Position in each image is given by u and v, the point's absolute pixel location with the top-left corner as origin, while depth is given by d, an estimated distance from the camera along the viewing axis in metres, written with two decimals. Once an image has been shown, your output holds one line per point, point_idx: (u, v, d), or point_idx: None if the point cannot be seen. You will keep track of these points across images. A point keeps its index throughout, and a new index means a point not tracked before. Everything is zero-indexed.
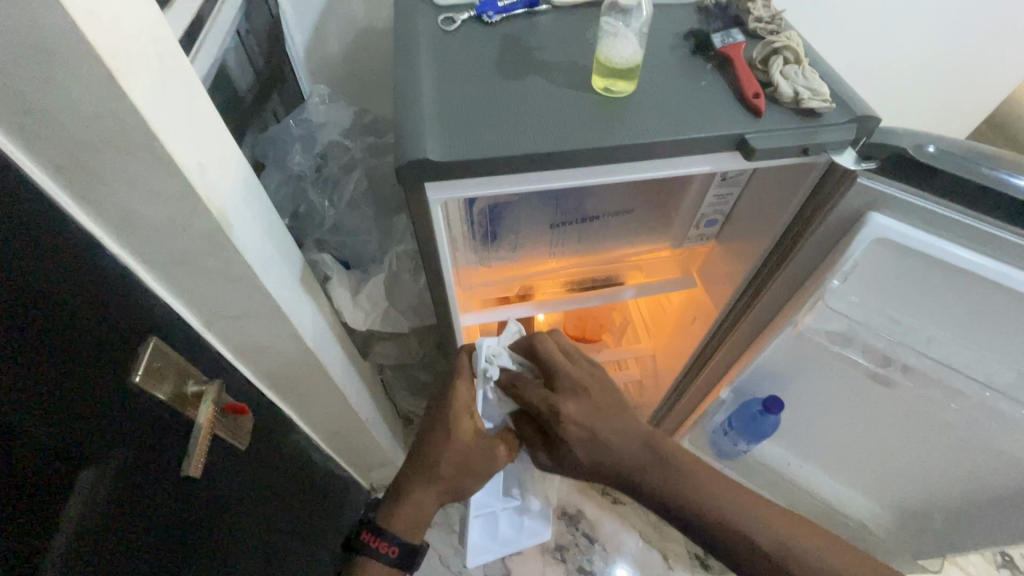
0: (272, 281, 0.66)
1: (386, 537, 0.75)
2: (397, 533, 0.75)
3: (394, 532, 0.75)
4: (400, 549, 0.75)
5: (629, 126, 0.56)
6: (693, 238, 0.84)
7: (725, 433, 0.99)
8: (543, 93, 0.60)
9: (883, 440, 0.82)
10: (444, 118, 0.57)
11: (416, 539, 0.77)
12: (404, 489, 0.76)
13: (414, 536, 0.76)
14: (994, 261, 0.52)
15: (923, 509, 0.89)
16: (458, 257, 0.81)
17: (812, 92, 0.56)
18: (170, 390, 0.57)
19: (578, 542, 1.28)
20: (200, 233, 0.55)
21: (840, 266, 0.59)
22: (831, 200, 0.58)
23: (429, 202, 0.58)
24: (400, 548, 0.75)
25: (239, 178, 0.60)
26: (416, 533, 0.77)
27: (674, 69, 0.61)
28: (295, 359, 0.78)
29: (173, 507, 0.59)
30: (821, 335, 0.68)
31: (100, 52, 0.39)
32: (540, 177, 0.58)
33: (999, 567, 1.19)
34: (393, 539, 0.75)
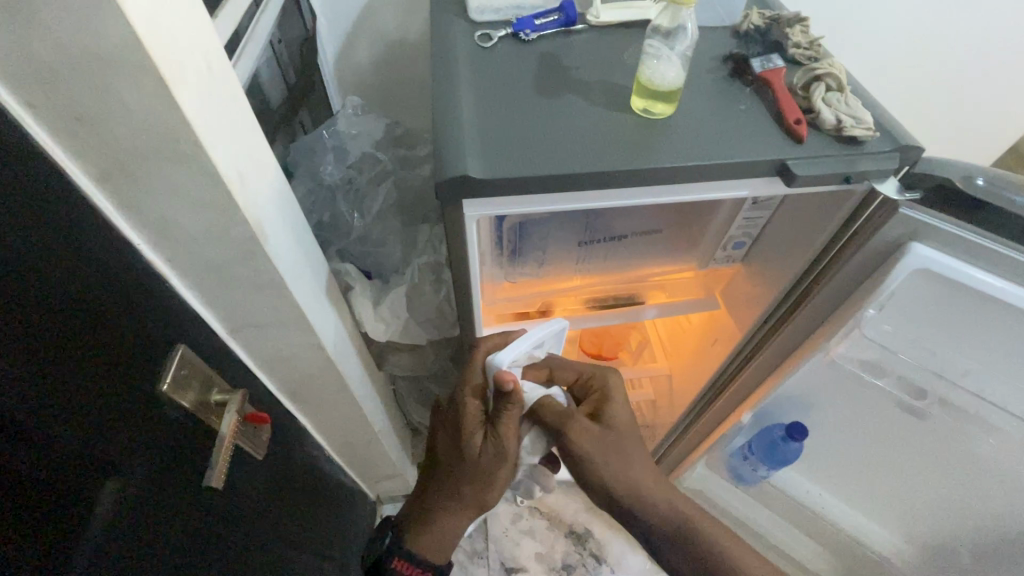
0: (299, 292, 0.65)
1: (415, 558, 0.76)
2: (427, 555, 0.76)
3: (421, 554, 0.76)
4: (428, 570, 0.76)
5: (669, 150, 0.55)
6: (720, 259, 0.84)
7: (743, 458, 0.98)
8: (581, 113, 0.60)
9: (908, 471, 0.81)
10: (482, 135, 0.57)
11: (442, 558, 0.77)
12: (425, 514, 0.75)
13: (440, 557, 0.77)
14: None
15: (946, 544, 0.87)
16: (484, 271, 0.80)
17: (855, 120, 0.55)
18: (194, 398, 0.56)
19: (586, 562, 1.26)
20: (234, 242, 0.54)
21: (877, 294, 0.58)
22: (870, 227, 0.58)
23: (464, 218, 0.57)
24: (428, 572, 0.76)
25: (275, 187, 0.59)
26: (444, 554, 0.77)
27: (713, 93, 0.61)
28: (316, 369, 0.77)
29: (192, 517, 0.58)
30: (852, 363, 0.67)
31: (155, 63, 0.39)
32: (575, 197, 0.58)
33: None
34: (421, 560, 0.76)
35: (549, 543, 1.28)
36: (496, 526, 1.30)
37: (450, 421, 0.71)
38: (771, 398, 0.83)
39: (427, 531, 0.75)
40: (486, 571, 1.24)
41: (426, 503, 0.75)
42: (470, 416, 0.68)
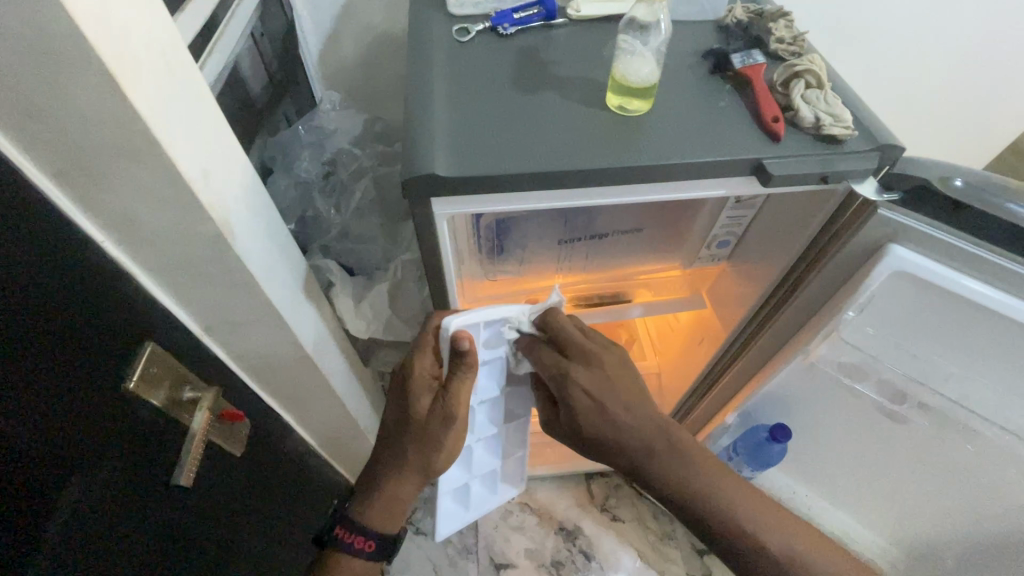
0: (273, 289, 0.65)
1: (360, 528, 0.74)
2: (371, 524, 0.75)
3: (366, 522, 0.74)
4: (376, 541, 0.74)
5: (644, 148, 0.54)
6: (705, 258, 0.83)
7: (728, 458, 0.97)
8: (556, 110, 0.58)
9: (893, 475, 0.79)
10: (454, 131, 0.56)
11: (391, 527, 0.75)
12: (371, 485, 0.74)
13: (389, 526, 0.75)
14: (1013, 298, 0.49)
15: (931, 549, 0.86)
16: (464, 269, 0.80)
17: (833, 118, 0.54)
18: (165, 396, 0.56)
19: (575, 559, 1.25)
20: (202, 240, 0.54)
21: (856, 297, 0.57)
22: (849, 229, 0.56)
23: (435, 216, 0.57)
24: (374, 541, 0.74)
25: (245, 184, 0.59)
26: (391, 524, 0.75)
27: (692, 89, 0.60)
28: (295, 366, 0.77)
29: (165, 514, 0.58)
30: (834, 367, 0.66)
31: (103, 58, 0.38)
32: (548, 196, 0.56)
33: None
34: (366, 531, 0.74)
35: (538, 539, 1.28)
36: (485, 522, 1.30)
37: (399, 391, 0.70)
38: (755, 399, 0.82)
39: (373, 500, 0.73)
40: (475, 566, 1.24)
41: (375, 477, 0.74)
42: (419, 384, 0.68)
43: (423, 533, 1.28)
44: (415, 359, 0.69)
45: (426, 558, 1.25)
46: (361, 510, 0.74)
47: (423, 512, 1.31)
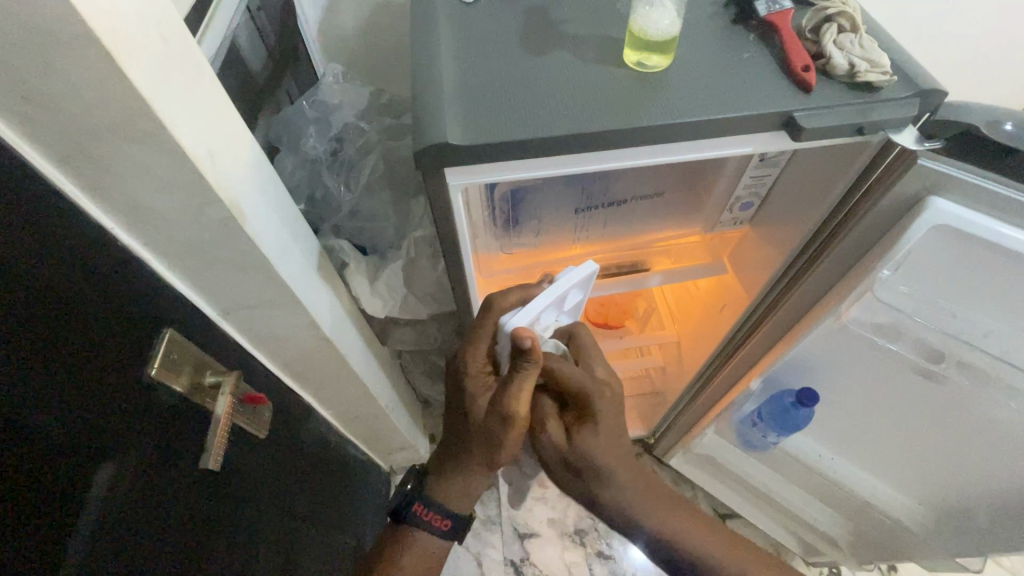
0: (287, 269, 0.64)
1: (440, 512, 0.72)
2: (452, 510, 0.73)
3: (447, 507, 0.72)
4: (451, 523, 0.73)
5: (666, 105, 0.51)
6: (726, 222, 0.80)
7: (753, 424, 0.95)
8: (571, 69, 0.55)
9: (923, 434, 0.78)
10: (464, 97, 0.53)
11: (468, 510, 0.74)
12: (454, 468, 0.70)
13: (463, 506, 0.73)
14: None
15: (965, 508, 0.84)
16: (479, 243, 0.78)
17: (870, 63, 0.50)
18: (187, 381, 0.56)
19: (597, 526, 1.27)
20: (213, 223, 0.53)
21: (893, 255, 0.54)
22: (886, 180, 0.53)
23: (449, 188, 0.54)
24: (452, 521, 0.72)
25: (251, 163, 0.57)
26: (468, 507, 0.73)
27: (712, 41, 0.57)
28: (313, 347, 0.77)
29: (193, 498, 0.58)
30: (866, 328, 0.64)
31: (98, 34, 0.36)
32: (564, 161, 0.54)
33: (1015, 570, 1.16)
34: (445, 510, 0.72)
35: (560, 508, 1.29)
36: (508, 494, 1.31)
37: (494, 413, 0.63)
38: (780, 364, 0.80)
39: (452, 487, 0.71)
40: (500, 536, 1.26)
41: (457, 464, 0.70)
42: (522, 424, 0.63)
43: None
44: (513, 403, 0.61)
45: None
46: (439, 491, 0.72)
47: None
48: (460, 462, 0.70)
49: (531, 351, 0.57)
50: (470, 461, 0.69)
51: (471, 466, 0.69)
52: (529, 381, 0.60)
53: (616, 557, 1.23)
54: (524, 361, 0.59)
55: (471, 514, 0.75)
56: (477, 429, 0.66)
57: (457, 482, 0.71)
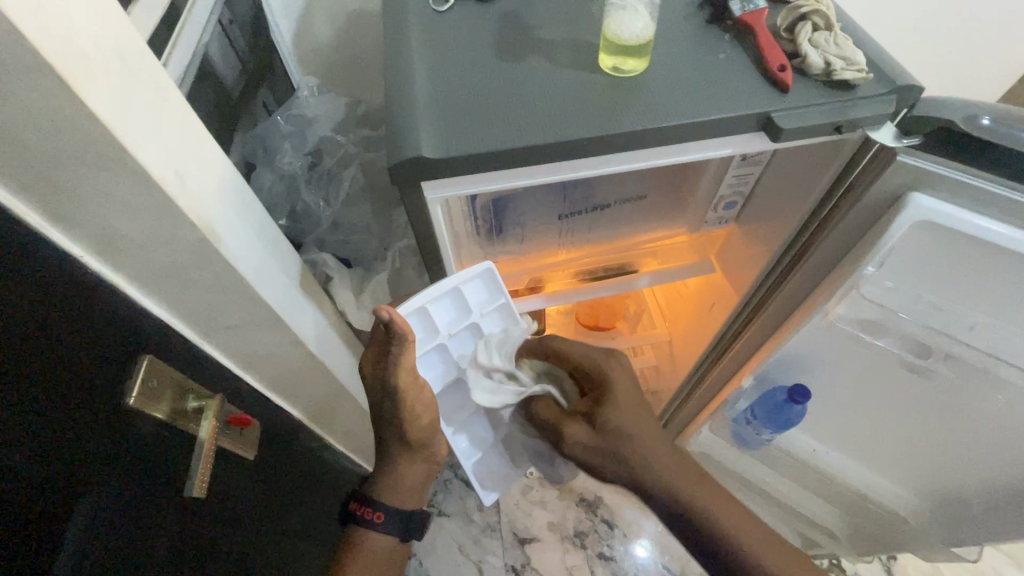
0: (265, 287, 0.63)
1: (374, 506, 0.75)
2: (391, 502, 0.75)
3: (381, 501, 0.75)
4: (387, 517, 0.75)
5: (643, 110, 0.51)
6: (712, 222, 0.79)
7: (747, 422, 0.94)
8: (546, 75, 0.55)
9: (914, 425, 0.78)
10: (438, 108, 0.52)
11: (407, 503, 0.76)
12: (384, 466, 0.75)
13: (403, 499, 0.76)
14: None
15: (961, 498, 0.83)
16: (463, 252, 0.77)
17: (845, 61, 0.50)
18: (168, 409, 0.54)
19: (598, 528, 1.27)
20: (186, 246, 0.51)
21: (877, 251, 0.54)
22: (869, 176, 0.53)
23: (426, 201, 0.53)
24: (388, 515, 0.75)
25: (224, 183, 0.56)
26: (409, 501, 0.76)
27: (688, 42, 0.56)
28: (299, 363, 0.76)
29: (178, 526, 0.57)
30: (852, 325, 0.64)
31: (50, 61, 0.35)
32: (543, 170, 0.53)
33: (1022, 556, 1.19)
34: (381, 506, 0.74)
35: (560, 512, 1.29)
36: (506, 500, 1.30)
37: (384, 400, 0.68)
38: (771, 361, 0.80)
39: (384, 482, 0.75)
40: (500, 543, 1.25)
41: (384, 460, 0.75)
42: (408, 398, 0.66)
43: (446, 514, 1.29)
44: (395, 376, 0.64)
45: (451, 538, 1.26)
46: (375, 493, 0.75)
47: (444, 494, 1.31)
48: (384, 459, 0.75)
49: (392, 323, 0.60)
50: (390, 454, 0.74)
51: (394, 460, 0.74)
52: (408, 354, 0.63)
53: (617, 559, 1.23)
54: (392, 335, 0.61)
55: (416, 508, 0.77)
56: (381, 423, 0.72)
57: (386, 477, 0.75)
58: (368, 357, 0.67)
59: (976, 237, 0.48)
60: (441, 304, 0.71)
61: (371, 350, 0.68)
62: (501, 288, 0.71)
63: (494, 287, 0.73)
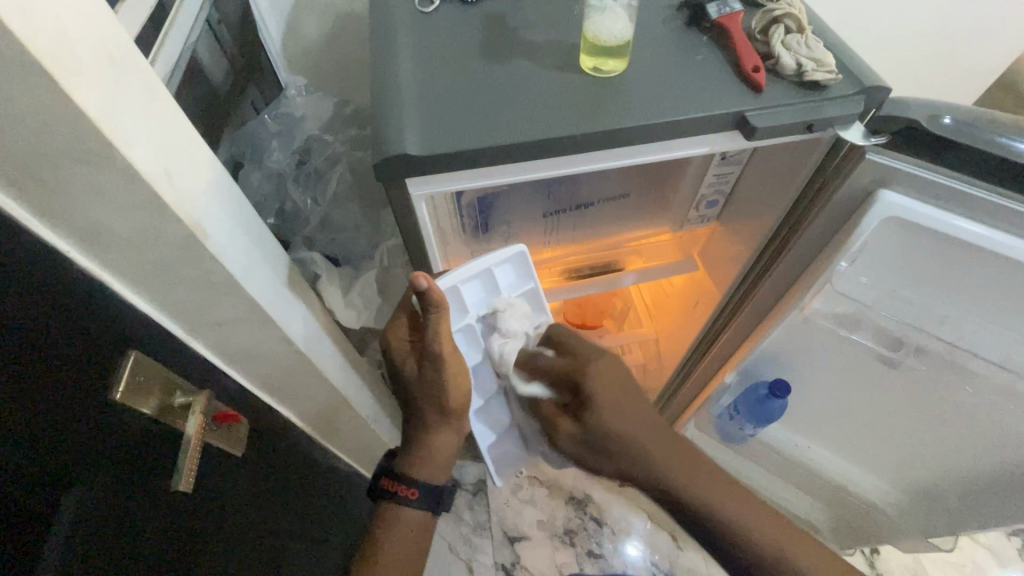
0: (253, 283, 0.63)
1: (405, 481, 0.75)
2: (420, 477, 0.75)
3: (411, 475, 0.75)
4: (419, 491, 0.75)
5: (623, 109, 0.52)
6: (694, 220, 0.81)
7: (731, 417, 0.96)
8: (528, 75, 0.56)
9: (889, 417, 0.80)
10: (423, 107, 0.53)
11: (438, 479, 0.77)
12: (416, 437, 0.76)
13: (434, 475, 0.76)
14: (997, 231, 0.49)
15: (935, 488, 0.86)
16: (450, 249, 0.78)
17: (816, 63, 0.52)
18: (157, 404, 0.55)
19: (587, 526, 1.28)
20: (174, 242, 0.52)
21: (849, 246, 0.56)
22: (838, 175, 0.55)
23: (412, 198, 0.54)
24: (419, 490, 0.75)
25: (211, 179, 0.57)
26: (438, 475, 0.77)
27: (667, 44, 0.58)
28: (288, 360, 0.76)
29: (165, 521, 0.57)
30: (828, 320, 0.65)
31: (38, 58, 0.36)
32: (525, 167, 0.54)
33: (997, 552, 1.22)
34: (412, 481, 0.75)
35: (549, 510, 1.30)
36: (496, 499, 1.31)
37: (427, 366, 0.70)
38: (752, 357, 0.82)
39: (417, 456, 0.75)
40: (490, 541, 1.26)
41: (421, 431, 0.75)
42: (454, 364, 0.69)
43: None
44: (436, 345, 0.68)
45: (441, 537, 1.27)
46: (408, 468, 0.75)
47: None
48: (422, 431, 0.75)
49: (430, 293, 0.63)
50: (429, 423, 0.75)
51: (433, 430, 0.75)
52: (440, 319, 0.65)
53: (606, 556, 1.24)
54: (429, 305, 0.64)
55: (444, 481, 0.78)
56: (419, 390, 0.73)
57: (420, 449, 0.75)
58: (401, 323, 0.74)
59: (944, 232, 0.50)
60: (474, 283, 0.76)
61: (405, 319, 0.74)
62: (532, 274, 0.76)
63: (524, 272, 0.77)
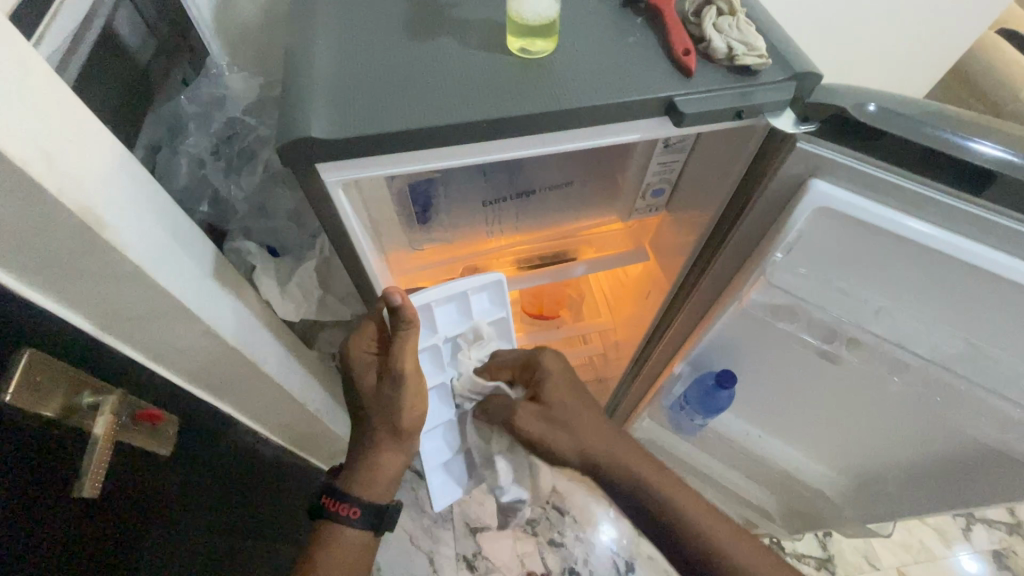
0: (167, 277, 0.59)
1: (347, 501, 0.72)
2: (361, 495, 0.73)
3: (351, 493, 0.73)
4: (362, 511, 0.72)
5: (550, 93, 0.50)
6: (642, 210, 0.79)
7: (681, 408, 0.96)
8: (451, 55, 0.53)
9: (831, 408, 0.80)
10: (336, 87, 0.50)
11: (381, 499, 0.74)
12: (361, 454, 0.74)
13: (376, 494, 0.73)
14: (927, 224, 0.48)
15: (878, 475, 0.87)
16: (388, 239, 0.75)
17: (747, 47, 0.50)
18: (60, 405, 0.51)
19: (549, 516, 1.27)
20: (65, 232, 0.48)
21: (784, 237, 0.55)
22: (773, 165, 0.54)
23: (326, 184, 0.51)
24: (358, 509, 0.72)
25: (109, 164, 0.53)
26: (381, 494, 0.74)
27: (600, 25, 0.55)
28: (219, 355, 0.73)
29: (67, 529, 0.53)
30: (766, 312, 0.65)
31: None
32: (447, 153, 0.52)
33: (938, 531, 1.26)
34: (353, 499, 0.72)
35: None
36: None
37: (387, 380, 0.69)
38: (700, 348, 0.81)
39: (359, 474, 0.73)
40: (451, 533, 1.25)
41: (367, 450, 0.73)
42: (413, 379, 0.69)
43: None
44: (399, 360, 0.67)
45: (401, 529, 1.25)
46: (353, 487, 0.73)
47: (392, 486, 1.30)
48: (368, 448, 0.73)
49: (403, 309, 0.64)
50: (373, 437, 0.73)
51: (378, 448, 0.73)
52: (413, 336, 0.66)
53: (567, 545, 1.24)
54: (401, 322, 0.65)
55: (389, 501, 0.75)
56: (374, 405, 0.71)
57: (368, 466, 0.73)
58: (369, 333, 0.70)
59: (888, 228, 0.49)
60: (446, 306, 0.79)
61: (374, 328, 0.70)
62: (505, 302, 0.81)
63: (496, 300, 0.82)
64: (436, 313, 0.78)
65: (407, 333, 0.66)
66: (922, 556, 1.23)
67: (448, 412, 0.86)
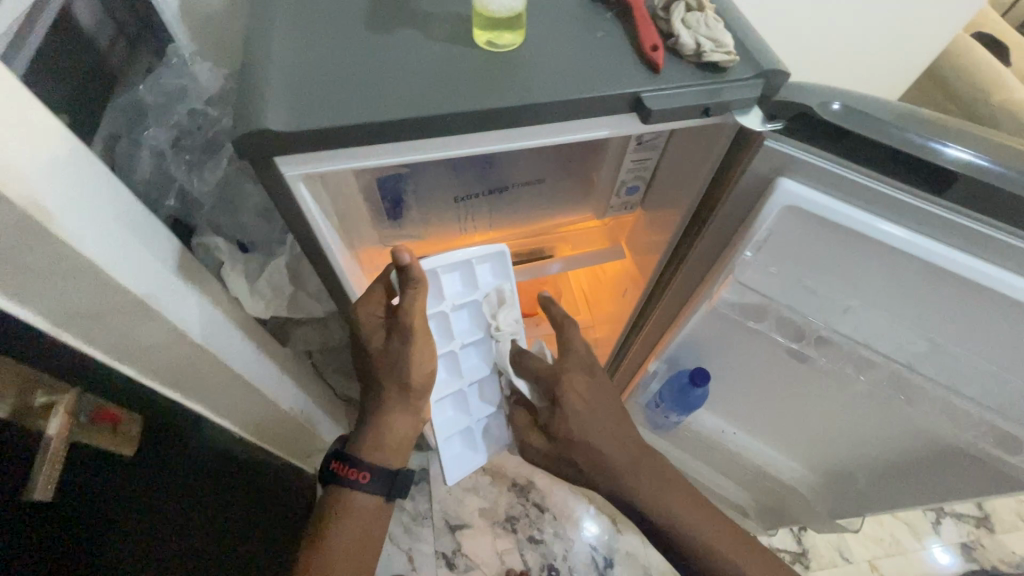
0: (126, 273, 0.57)
1: (359, 464, 0.70)
2: (372, 458, 0.71)
3: (362, 456, 0.71)
4: (373, 474, 0.71)
5: (516, 87, 0.49)
6: (617, 207, 0.78)
7: (656, 406, 0.96)
8: (415, 47, 0.52)
9: (801, 406, 0.81)
10: (295, 78, 0.49)
11: (394, 463, 0.73)
12: (374, 414, 0.71)
13: (389, 458, 0.72)
14: (892, 225, 0.48)
15: (848, 470, 0.89)
16: (358, 234, 0.74)
17: (714, 43, 0.50)
18: (13, 404, 0.50)
19: (528, 512, 1.27)
20: (9, 224, 0.46)
21: (753, 236, 0.55)
22: (743, 162, 0.53)
23: (286, 177, 0.50)
24: (372, 472, 0.70)
25: (57, 154, 0.51)
26: (392, 457, 0.73)
27: (566, 18, 0.55)
28: (186, 353, 0.71)
29: (32, 534, 0.51)
30: (734, 310, 0.65)
31: None
32: (411, 149, 0.51)
33: (908, 524, 1.28)
34: (365, 463, 0.71)
35: (491, 498, 1.28)
36: (436, 487, 1.29)
37: (395, 337, 0.65)
38: (675, 346, 0.81)
39: (369, 437, 0.72)
40: (430, 530, 1.24)
41: (377, 411, 0.71)
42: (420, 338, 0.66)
43: None
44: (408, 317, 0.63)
45: None
46: (363, 449, 0.71)
47: None
48: (379, 409, 0.71)
49: (414, 268, 0.59)
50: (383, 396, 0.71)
51: (390, 408, 0.71)
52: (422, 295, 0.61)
53: (547, 542, 1.24)
54: (409, 281, 0.60)
55: (401, 465, 0.74)
56: (380, 362, 0.68)
57: (376, 428, 0.72)
58: (379, 291, 0.66)
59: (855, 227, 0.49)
60: (451, 274, 0.75)
61: (385, 286, 0.66)
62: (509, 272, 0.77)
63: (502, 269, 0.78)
64: (443, 282, 0.74)
65: (416, 293, 0.61)
66: (893, 549, 1.25)
67: (459, 383, 0.82)
